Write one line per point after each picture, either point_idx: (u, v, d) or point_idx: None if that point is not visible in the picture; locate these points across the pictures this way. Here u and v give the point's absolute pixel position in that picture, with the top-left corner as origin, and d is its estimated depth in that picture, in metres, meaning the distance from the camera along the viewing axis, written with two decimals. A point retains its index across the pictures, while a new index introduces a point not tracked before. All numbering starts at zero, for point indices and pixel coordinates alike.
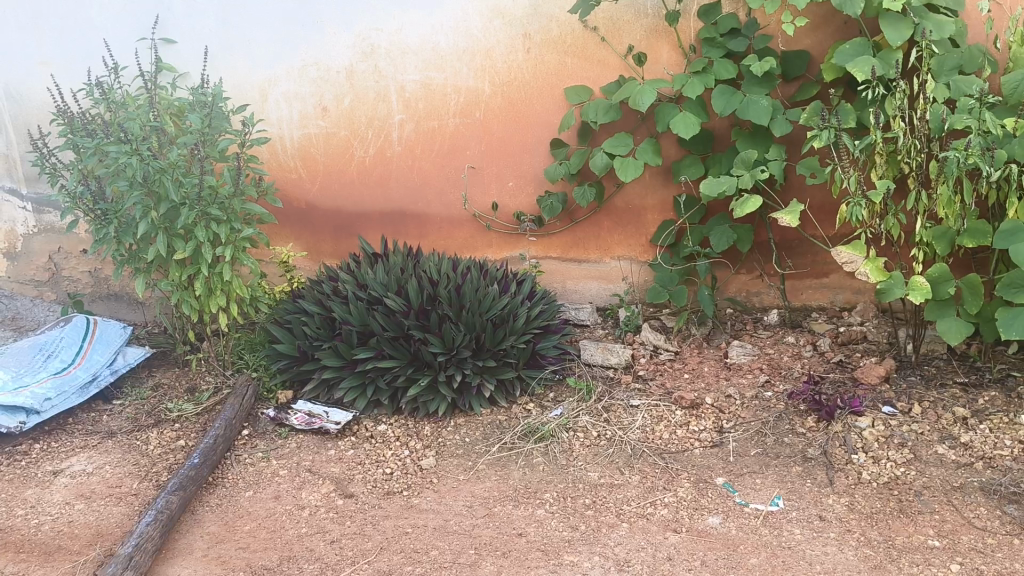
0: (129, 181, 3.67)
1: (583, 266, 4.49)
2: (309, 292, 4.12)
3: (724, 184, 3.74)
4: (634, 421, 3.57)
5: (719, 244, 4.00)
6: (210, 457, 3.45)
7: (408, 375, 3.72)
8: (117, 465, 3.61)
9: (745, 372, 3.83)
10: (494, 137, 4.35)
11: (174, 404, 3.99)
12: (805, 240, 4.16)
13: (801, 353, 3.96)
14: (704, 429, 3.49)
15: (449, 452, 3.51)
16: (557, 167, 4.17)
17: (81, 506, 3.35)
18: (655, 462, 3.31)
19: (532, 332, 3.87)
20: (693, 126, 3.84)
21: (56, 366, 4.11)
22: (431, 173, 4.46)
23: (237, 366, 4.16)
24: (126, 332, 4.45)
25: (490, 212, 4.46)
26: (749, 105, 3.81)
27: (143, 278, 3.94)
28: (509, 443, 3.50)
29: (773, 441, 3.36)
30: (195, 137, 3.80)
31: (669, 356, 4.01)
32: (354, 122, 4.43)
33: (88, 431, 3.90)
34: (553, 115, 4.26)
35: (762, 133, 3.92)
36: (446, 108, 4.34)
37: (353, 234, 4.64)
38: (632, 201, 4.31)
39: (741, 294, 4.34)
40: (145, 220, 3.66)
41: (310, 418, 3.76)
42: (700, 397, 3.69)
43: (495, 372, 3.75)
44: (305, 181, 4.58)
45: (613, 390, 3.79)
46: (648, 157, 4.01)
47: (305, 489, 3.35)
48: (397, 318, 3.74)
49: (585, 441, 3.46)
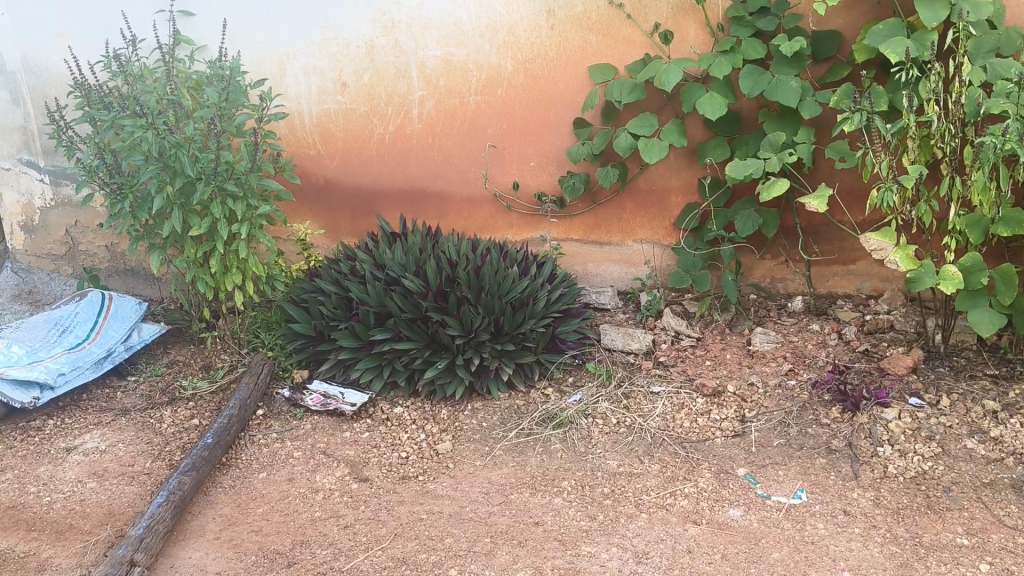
0: (144, 156, 3.62)
1: (604, 248, 4.41)
2: (325, 270, 4.07)
3: (751, 168, 3.65)
4: (654, 408, 3.49)
5: (744, 228, 3.93)
6: (224, 437, 3.41)
7: (425, 357, 3.67)
8: (130, 443, 3.58)
9: (768, 360, 3.75)
10: (515, 116, 4.26)
11: (188, 382, 3.95)
12: (832, 226, 4.07)
13: (826, 341, 3.87)
14: (726, 418, 3.41)
15: (465, 437, 3.46)
16: (580, 147, 4.09)
17: (94, 484, 3.32)
18: (676, 452, 3.23)
19: (552, 315, 3.79)
20: (719, 106, 3.75)
21: (71, 341, 4.06)
22: (451, 151, 4.39)
23: (253, 345, 4.11)
24: (142, 308, 4.39)
25: (510, 192, 4.39)
26: (778, 87, 3.71)
27: (157, 253, 3.87)
28: (527, 429, 3.44)
29: (797, 432, 3.28)
30: (212, 111, 3.73)
31: (690, 342, 3.93)
32: (373, 98, 4.36)
33: (102, 408, 3.87)
34: (576, 94, 4.17)
35: (791, 115, 3.81)
36: (467, 85, 4.25)
37: (372, 212, 4.58)
38: (656, 183, 4.22)
39: (766, 280, 4.25)
40: (161, 195, 3.60)
41: (325, 399, 3.72)
42: (722, 385, 3.61)
43: (513, 356, 3.69)
44: (323, 157, 4.51)
45: (633, 376, 3.72)
46: (673, 138, 3.92)
47: (319, 472, 3.30)
48: (415, 300, 3.69)
49: (604, 428, 3.40)
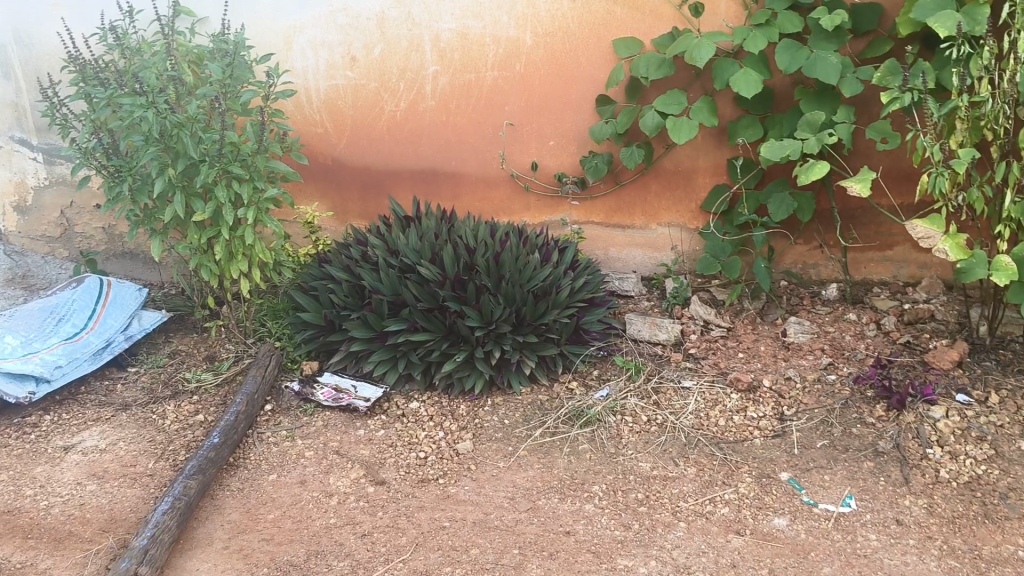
0: (144, 136, 3.40)
1: (628, 232, 4.20)
2: (336, 257, 3.86)
3: (788, 149, 3.45)
4: (686, 405, 3.30)
5: (778, 212, 3.72)
6: (231, 436, 3.21)
7: (442, 350, 3.47)
8: (132, 441, 3.38)
9: (805, 353, 3.55)
10: (534, 92, 4.04)
11: (191, 374, 3.75)
12: (869, 209, 3.86)
13: (864, 332, 3.67)
14: (764, 417, 3.22)
15: (487, 436, 3.26)
16: (603, 126, 3.87)
17: (94, 487, 3.13)
18: (712, 454, 3.04)
19: (576, 305, 3.60)
20: (755, 83, 3.53)
21: (68, 331, 3.85)
22: (466, 129, 4.17)
23: (259, 335, 3.91)
24: (142, 294, 4.19)
25: (529, 172, 4.17)
26: (816, 62, 3.49)
27: (159, 239, 3.64)
28: (552, 428, 3.24)
29: (841, 433, 3.09)
30: (215, 88, 3.48)
31: (721, 333, 3.73)
32: (385, 74, 4.13)
33: (101, 402, 3.67)
34: (599, 69, 3.94)
35: (829, 93, 3.59)
36: (484, 60, 4.02)
37: (382, 194, 4.37)
38: (682, 164, 4.01)
39: (797, 265, 4.05)
40: (162, 178, 3.38)
41: (337, 394, 3.53)
42: (757, 379, 3.41)
43: (536, 348, 3.49)
44: (332, 136, 4.29)
45: (662, 369, 3.52)
46: (703, 117, 3.70)
47: (333, 474, 3.11)
48: (432, 289, 3.49)
49: (635, 428, 3.20)
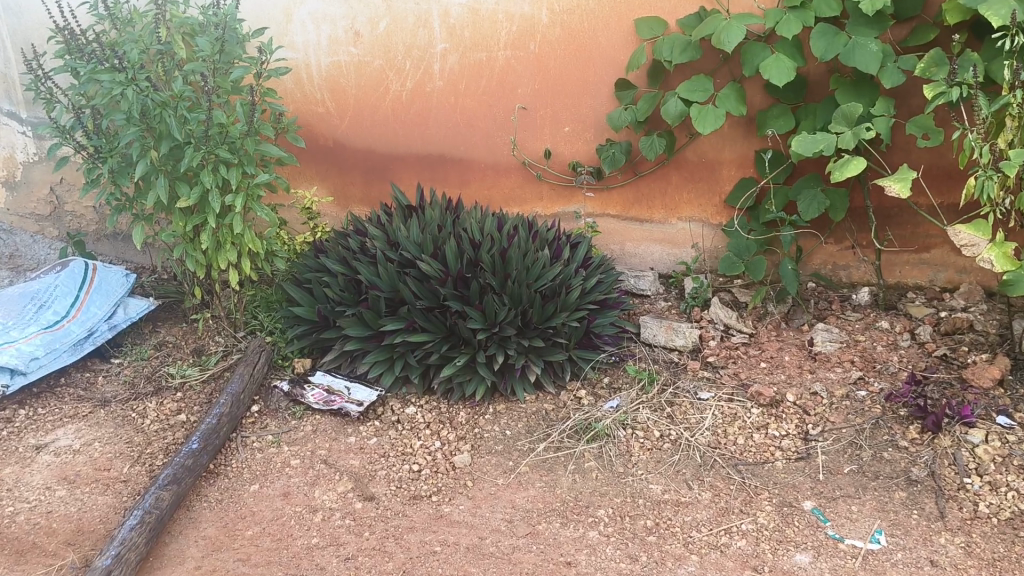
0: (125, 115, 3.16)
1: (645, 226, 3.94)
2: (332, 246, 3.62)
3: (820, 144, 3.20)
4: (702, 420, 3.05)
5: (807, 211, 3.43)
6: (211, 441, 2.99)
7: (442, 353, 3.24)
8: (108, 443, 3.17)
9: (833, 365, 3.29)
10: (549, 74, 3.76)
11: (176, 369, 3.54)
12: (907, 209, 3.58)
13: (897, 343, 3.41)
14: (786, 436, 2.97)
15: (486, 449, 3.03)
16: (622, 113, 3.61)
17: (63, 493, 2.91)
18: (730, 477, 2.79)
19: (587, 307, 3.36)
20: (787, 71, 3.25)
21: (48, 319, 3.62)
22: (476, 113, 3.91)
23: (251, 328, 3.70)
24: (129, 281, 3.94)
25: (542, 160, 3.91)
26: (854, 50, 3.21)
27: (142, 225, 3.40)
28: (557, 442, 3.00)
29: (871, 457, 2.83)
30: (203, 64, 3.23)
31: (742, 340, 3.48)
32: (390, 51, 3.87)
33: (80, 397, 3.45)
34: (619, 51, 3.65)
35: (868, 83, 3.31)
36: (496, 39, 3.75)
37: (386, 179, 4.13)
38: (706, 154, 3.73)
39: (826, 266, 3.78)
40: (144, 161, 3.15)
41: (329, 396, 3.31)
42: (780, 393, 3.16)
43: (544, 353, 3.26)
44: (333, 116, 4.05)
45: (678, 380, 3.27)
46: (730, 105, 3.43)
47: (318, 486, 2.88)
48: (432, 286, 3.25)
49: (645, 444, 2.96)
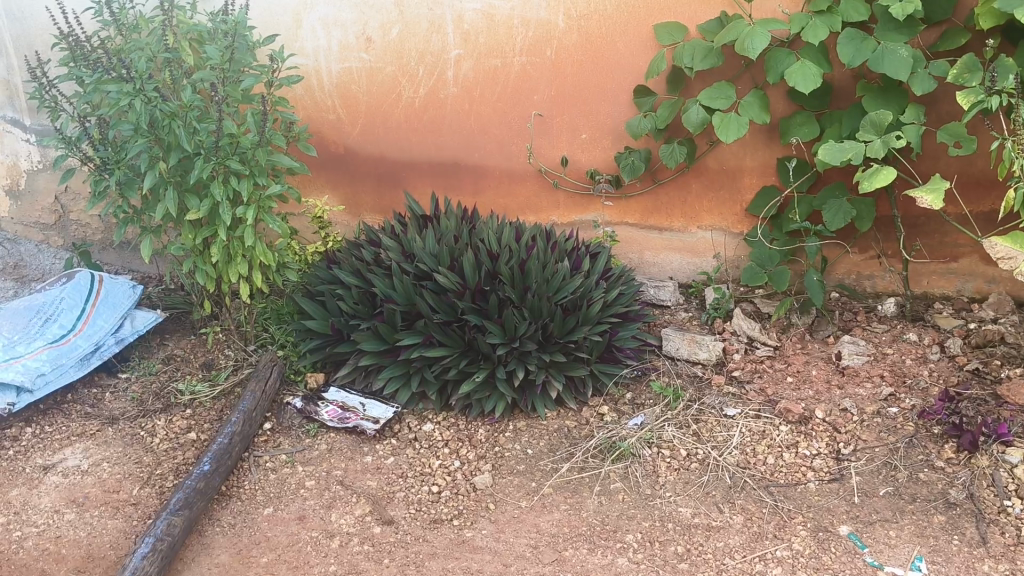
0: (133, 125, 3.07)
1: (665, 235, 3.85)
2: (345, 258, 3.53)
3: (848, 152, 3.10)
4: (730, 438, 2.95)
5: (833, 220, 3.34)
6: (223, 462, 2.90)
7: (460, 368, 3.14)
8: (117, 463, 3.08)
9: (862, 380, 3.19)
10: (566, 81, 3.66)
11: (185, 385, 3.44)
12: (934, 218, 3.48)
13: (926, 356, 3.31)
14: (818, 455, 2.88)
15: (507, 469, 2.93)
16: (642, 121, 3.52)
17: (71, 517, 2.82)
18: (762, 500, 2.70)
19: (609, 320, 3.26)
20: (813, 77, 3.15)
21: (54, 333, 3.51)
22: (491, 120, 3.81)
23: (261, 341, 3.61)
24: (136, 292, 3.84)
25: (559, 168, 3.82)
26: (884, 56, 3.11)
27: (150, 238, 3.31)
28: (580, 463, 2.91)
29: (906, 478, 2.74)
30: (213, 73, 3.14)
31: (767, 353, 3.38)
32: (402, 56, 3.78)
33: (87, 414, 3.36)
34: (639, 57, 3.55)
35: (896, 90, 3.21)
36: (511, 45, 3.65)
37: (398, 187, 4.04)
38: (727, 162, 3.64)
39: (851, 276, 3.69)
40: (152, 173, 3.06)
41: (343, 413, 3.21)
42: (808, 410, 3.07)
43: (564, 368, 3.16)
44: (344, 123, 3.96)
45: (703, 395, 3.18)
46: (753, 112, 3.33)
47: (336, 510, 2.79)
48: (449, 300, 3.16)
49: (672, 464, 2.87)
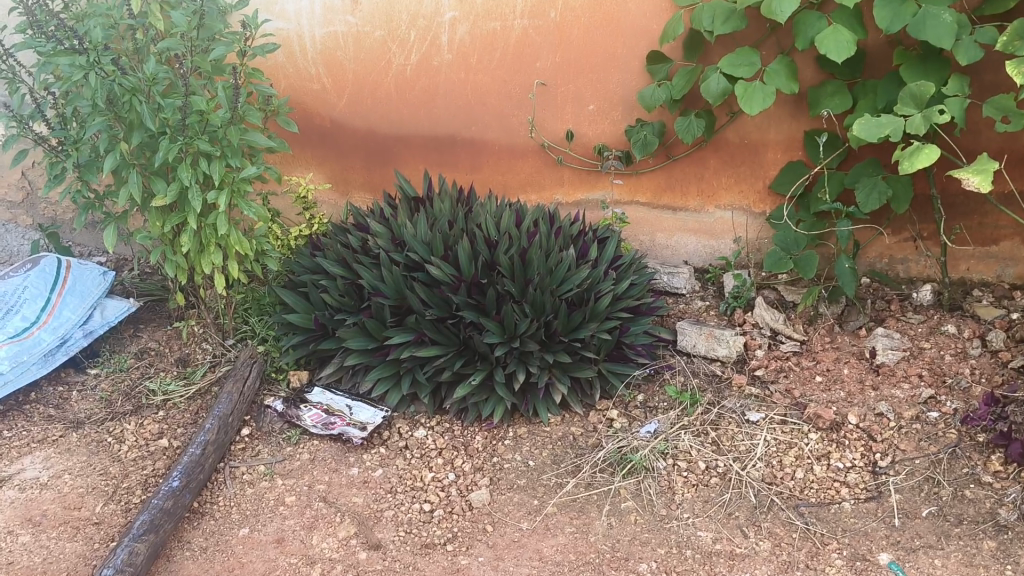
0: (90, 102, 2.75)
1: (678, 215, 3.55)
2: (330, 244, 3.25)
3: (886, 128, 2.78)
4: (754, 448, 2.67)
5: (865, 202, 3.03)
6: (195, 477, 2.62)
7: (455, 369, 2.87)
8: (79, 475, 2.80)
9: (898, 381, 2.88)
10: (571, 47, 3.33)
11: (157, 385, 3.18)
12: (973, 197, 3.16)
13: (967, 351, 2.99)
14: (852, 469, 2.59)
15: (506, 483, 2.65)
16: (655, 91, 3.19)
17: (26, 539, 2.53)
18: (791, 522, 2.41)
19: (618, 315, 2.98)
20: (848, 43, 2.83)
21: (15, 326, 3.16)
22: (489, 90, 3.49)
23: (241, 335, 3.35)
24: (107, 279, 3.51)
25: (563, 143, 3.51)
26: (925, 19, 2.78)
27: (113, 226, 3.01)
28: (588, 479, 2.62)
29: (951, 497, 2.44)
30: (180, 42, 2.81)
31: (793, 348, 3.09)
32: (392, 20, 3.44)
33: (51, 417, 3.08)
34: (651, 18, 3.21)
35: (937, 58, 2.89)
36: (511, 6, 3.31)
37: (389, 163, 3.73)
38: (747, 136, 3.32)
39: (882, 260, 3.38)
40: (113, 155, 2.76)
41: (328, 418, 2.94)
42: (840, 414, 2.77)
43: (569, 369, 2.88)
44: (330, 93, 3.64)
45: (722, 399, 2.89)
46: (779, 82, 3.01)
47: (316, 532, 2.52)
48: (443, 293, 2.88)
49: (690, 479, 2.58)
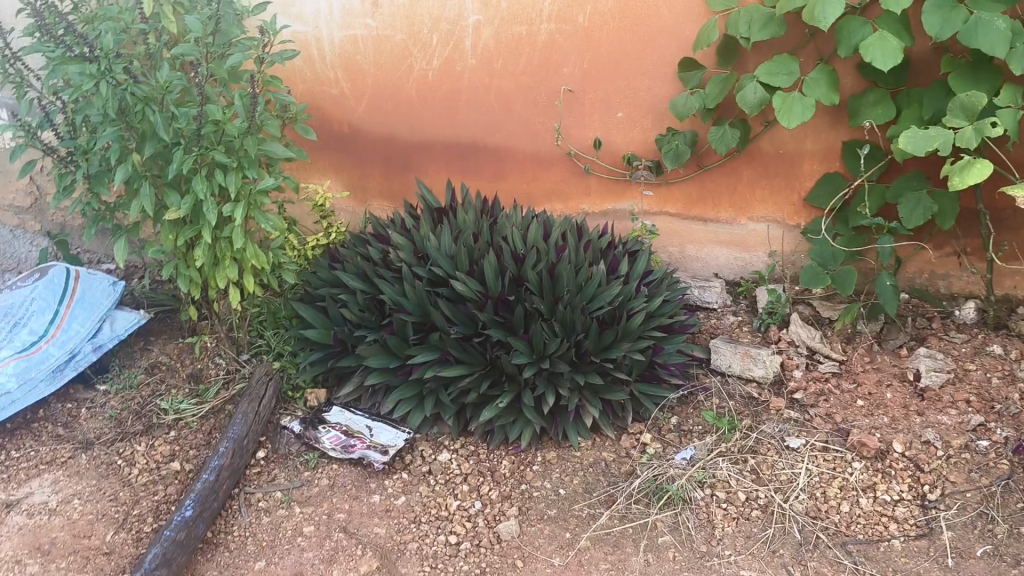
0: (101, 112, 2.64)
1: (709, 227, 3.42)
2: (349, 256, 3.12)
3: (934, 141, 2.64)
4: (795, 478, 2.55)
5: (910, 217, 2.89)
6: (208, 506, 2.50)
7: (481, 390, 2.75)
8: (89, 500, 2.69)
9: (945, 407, 2.74)
10: (599, 52, 3.20)
11: (168, 403, 3.06)
12: (1022, 210, 3.02)
13: (1016, 373, 2.85)
14: (900, 502, 2.46)
15: (536, 514, 2.53)
16: (688, 99, 3.06)
17: (34, 570, 2.42)
18: (838, 561, 2.28)
19: (651, 335, 2.84)
20: (894, 52, 2.69)
21: (23, 341, 3.09)
22: (514, 96, 3.36)
23: (256, 350, 3.24)
24: (116, 291, 3.36)
25: (591, 151, 3.37)
26: (977, 27, 2.64)
27: (124, 240, 2.89)
28: (622, 510, 2.50)
29: (1008, 534, 2.30)
30: (195, 49, 2.69)
31: (833, 368, 2.95)
32: (413, 23, 3.32)
33: (59, 437, 2.98)
34: (684, 22, 3.07)
35: (987, 67, 2.75)
36: (538, 10, 3.18)
37: (409, 171, 3.61)
38: (784, 145, 3.18)
39: (923, 275, 3.24)
40: (125, 166, 2.64)
41: (346, 439, 2.82)
42: (885, 441, 2.64)
43: (601, 391, 2.76)
44: (349, 98, 3.52)
45: (761, 423, 2.77)
46: (819, 91, 2.87)
47: (337, 566, 2.40)
48: (468, 310, 2.76)
49: (730, 512, 2.46)
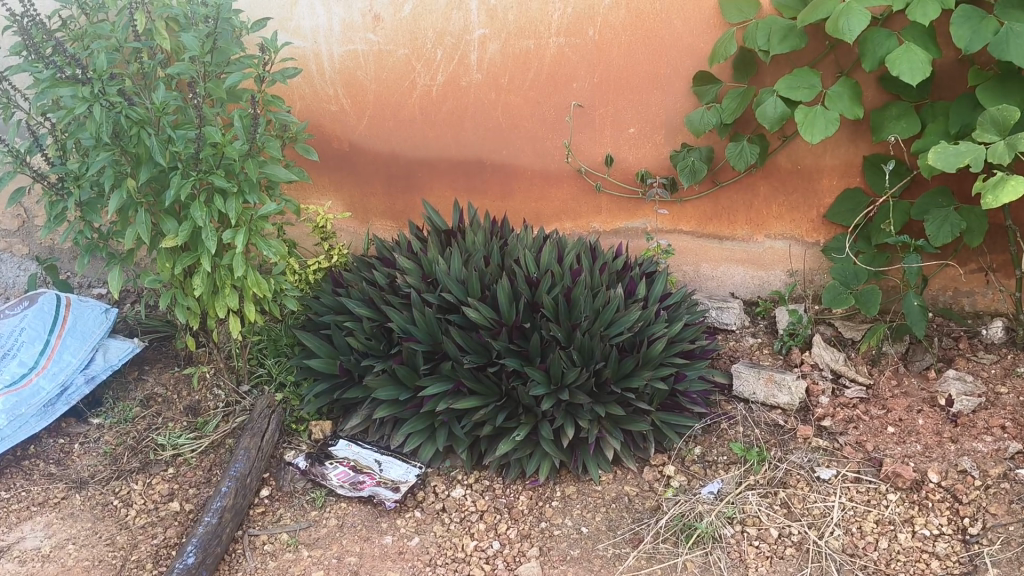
0: (93, 136, 2.50)
1: (724, 245, 3.31)
2: (354, 282, 3.00)
3: (965, 157, 2.52)
4: (828, 512, 2.44)
5: (938, 235, 2.78)
6: (211, 551, 2.36)
7: (496, 422, 2.62)
8: (84, 544, 2.54)
9: (979, 433, 2.61)
10: (610, 66, 3.08)
11: (165, 438, 2.93)
12: None
13: None
14: (941, 537, 2.33)
15: (558, 554, 2.40)
16: (705, 115, 2.95)
17: None
18: None
19: (673, 361, 2.72)
20: (921, 65, 2.58)
21: (12, 373, 2.88)
22: (521, 111, 3.24)
23: (257, 380, 3.12)
24: (109, 317, 3.22)
25: (602, 168, 3.26)
26: (1008, 38, 2.52)
27: (118, 269, 2.76)
28: (649, 549, 2.37)
29: None
30: (192, 68, 2.56)
31: (859, 393, 2.85)
32: (416, 38, 3.20)
33: (51, 476, 2.83)
34: (699, 35, 2.96)
35: (1017, 79, 2.63)
36: (546, 24, 3.07)
37: (412, 190, 3.48)
38: (802, 160, 3.07)
39: (947, 293, 3.14)
40: (119, 193, 2.50)
41: (355, 475, 2.70)
42: (920, 471, 2.52)
43: (622, 422, 2.63)
44: (349, 115, 3.39)
45: (788, 452, 2.66)
46: (842, 106, 2.76)
47: None
48: (481, 338, 2.64)
49: (763, 550, 2.34)
